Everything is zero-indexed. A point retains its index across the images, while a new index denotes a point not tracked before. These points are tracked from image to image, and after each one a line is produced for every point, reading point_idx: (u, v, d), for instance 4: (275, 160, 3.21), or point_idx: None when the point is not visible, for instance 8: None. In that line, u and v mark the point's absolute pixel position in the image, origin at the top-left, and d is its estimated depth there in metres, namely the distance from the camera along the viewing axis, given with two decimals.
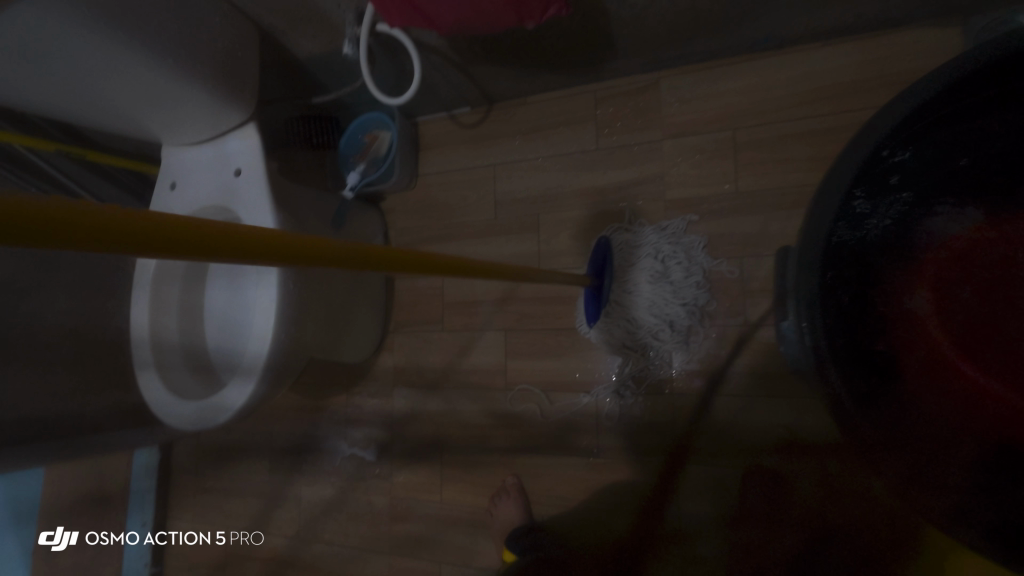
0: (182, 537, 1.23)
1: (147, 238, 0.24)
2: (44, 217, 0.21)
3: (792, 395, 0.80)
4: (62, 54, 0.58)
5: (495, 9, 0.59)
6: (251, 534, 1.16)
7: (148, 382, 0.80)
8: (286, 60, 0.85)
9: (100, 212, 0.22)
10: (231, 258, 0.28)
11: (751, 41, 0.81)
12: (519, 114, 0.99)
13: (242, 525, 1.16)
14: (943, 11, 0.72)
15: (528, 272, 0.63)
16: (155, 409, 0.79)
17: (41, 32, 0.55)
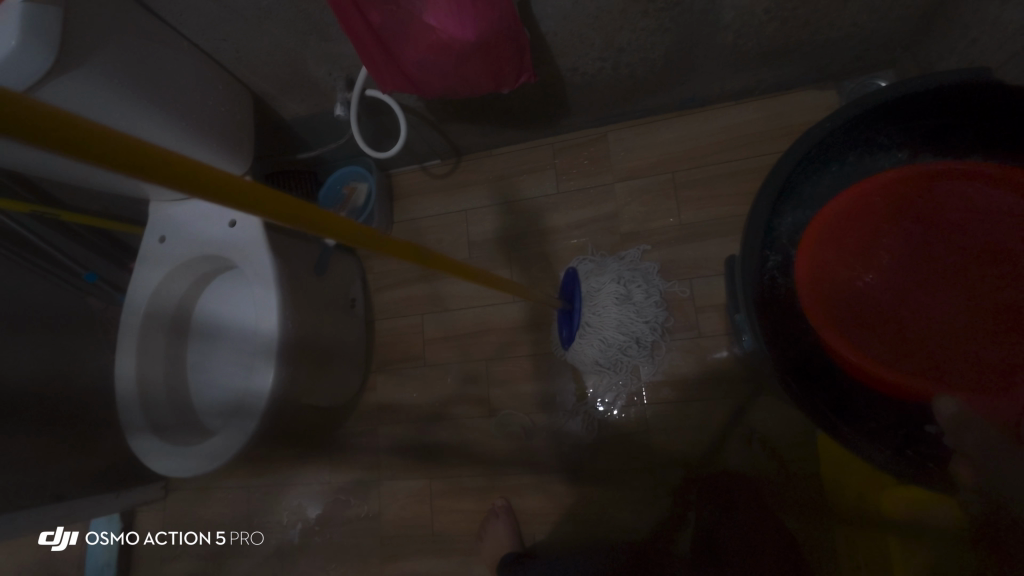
0: (182, 538, 1.13)
1: (159, 166, 0.25)
2: (50, 125, 0.22)
3: (744, 397, 0.91)
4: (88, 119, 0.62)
5: (478, 79, 0.70)
6: (252, 533, 1.10)
7: (135, 434, 0.80)
8: (274, 121, 0.93)
9: (109, 133, 0.23)
10: (230, 204, 0.29)
11: (680, 100, 0.98)
12: (487, 165, 1.11)
13: (241, 525, 1.11)
14: (822, 77, 0.92)
15: (518, 289, 0.72)
16: (145, 460, 0.78)
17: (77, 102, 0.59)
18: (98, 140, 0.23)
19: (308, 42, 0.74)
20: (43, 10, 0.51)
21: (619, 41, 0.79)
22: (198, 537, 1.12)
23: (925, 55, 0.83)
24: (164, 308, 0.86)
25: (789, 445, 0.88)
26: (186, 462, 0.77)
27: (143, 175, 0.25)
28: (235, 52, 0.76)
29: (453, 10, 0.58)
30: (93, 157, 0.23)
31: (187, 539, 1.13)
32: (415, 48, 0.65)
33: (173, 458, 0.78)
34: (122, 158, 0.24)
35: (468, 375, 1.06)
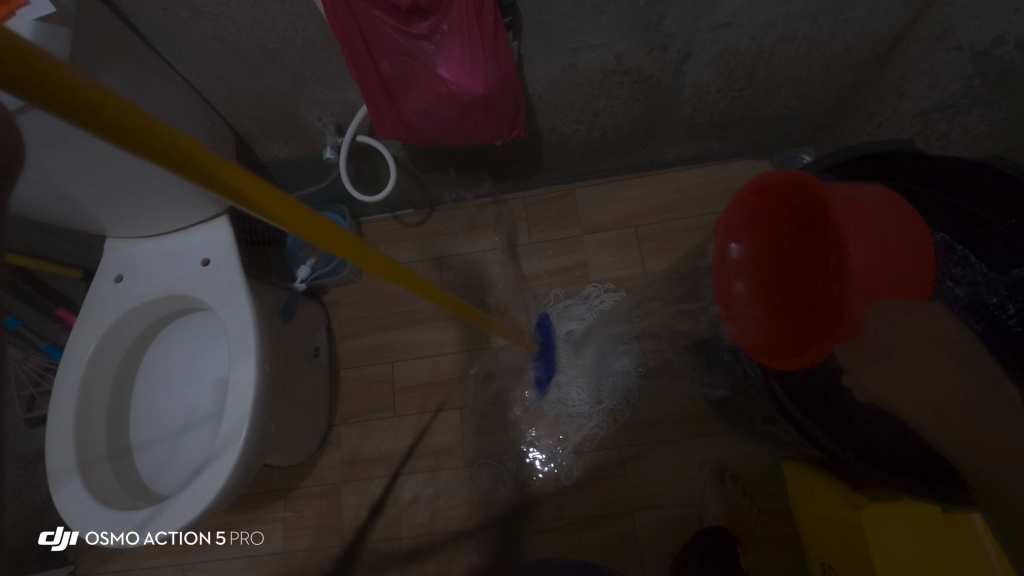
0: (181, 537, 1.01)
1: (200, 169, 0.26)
2: (119, 111, 0.23)
3: (714, 436, 0.95)
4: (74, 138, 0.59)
5: (477, 129, 0.75)
6: (252, 532, 1.00)
7: (67, 500, 0.68)
8: (251, 162, 0.91)
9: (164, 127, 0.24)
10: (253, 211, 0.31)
11: (640, 163, 1.08)
12: (460, 215, 1.14)
13: (242, 522, 1.00)
14: (760, 148, 1.08)
15: (496, 326, 0.76)
16: (80, 527, 0.67)
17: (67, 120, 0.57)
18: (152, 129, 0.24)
19: (305, 87, 0.76)
20: (55, 31, 0.49)
21: (595, 106, 0.88)
22: (198, 537, 1.01)
23: (839, 135, 1.00)
24: (113, 354, 0.78)
25: (758, 479, 0.92)
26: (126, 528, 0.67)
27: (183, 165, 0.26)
28: (228, 91, 0.76)
29: (466, 65, 0.63)
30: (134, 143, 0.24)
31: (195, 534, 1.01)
32: (421, 97, 0.69)
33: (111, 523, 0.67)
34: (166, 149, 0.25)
35: (440, 427, 1.02)
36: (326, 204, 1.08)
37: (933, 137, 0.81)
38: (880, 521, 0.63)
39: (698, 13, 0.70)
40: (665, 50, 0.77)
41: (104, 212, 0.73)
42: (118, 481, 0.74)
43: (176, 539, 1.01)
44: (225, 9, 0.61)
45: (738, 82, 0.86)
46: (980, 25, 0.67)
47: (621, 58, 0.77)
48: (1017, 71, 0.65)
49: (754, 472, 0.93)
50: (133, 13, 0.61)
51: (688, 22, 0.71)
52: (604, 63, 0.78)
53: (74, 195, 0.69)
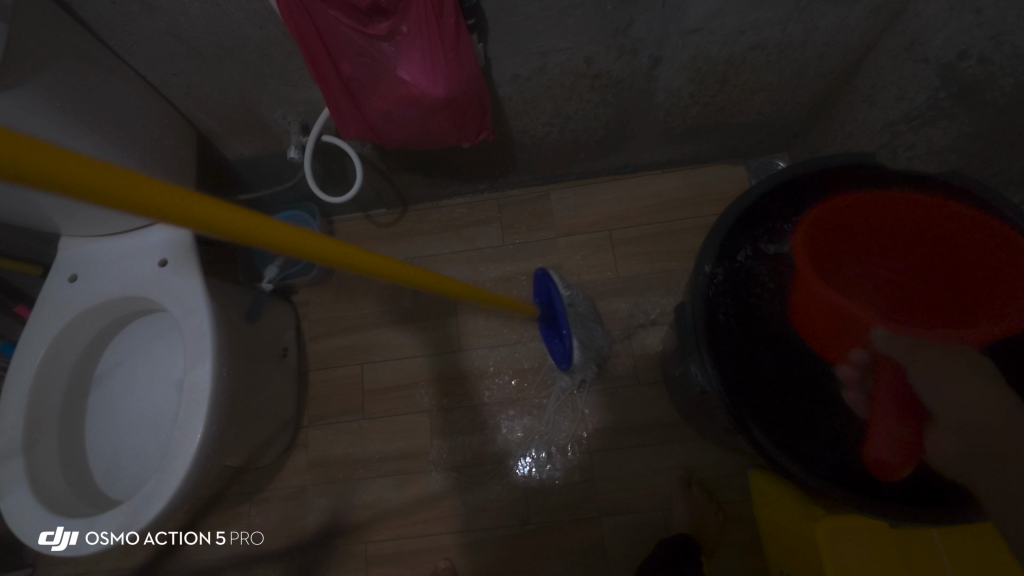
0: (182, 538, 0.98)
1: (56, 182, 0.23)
2: None
3: (681, 440, 0.96)
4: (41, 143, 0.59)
5: (442, 132, 0.74)
6: (253, 532, 0.98)
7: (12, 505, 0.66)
8: (214, 160, 0.89)
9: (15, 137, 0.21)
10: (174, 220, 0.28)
11: (615, 166, 1.08)
12: (433, 216, 1.12)
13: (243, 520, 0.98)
14: (735, 154, 1.07)
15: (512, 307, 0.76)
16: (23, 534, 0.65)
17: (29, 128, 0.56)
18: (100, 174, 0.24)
19: (267, 85, 0.74)
20: None
21: (567, 109, 0.87)
22: (198, 537, 0.98)
23: (813, 143, 1.00)
24: (67, 354, 0.76)
25: (723, 486, 0.93)
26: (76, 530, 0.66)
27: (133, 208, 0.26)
28: (186, 87, 0.73)
29: (425, 67, 0.62)
30: (91, 193, 0.24)
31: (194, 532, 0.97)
32: (383, 99, 0.67)
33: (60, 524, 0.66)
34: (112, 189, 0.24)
35: (409, 430, 1.01)
36: (295, 202, 1.06)
37: (900, 148, 0.82)
38: (838, 531, 0.63)
39: (667, 18, 0.69)
40: (635, 55, 0.76)
41: (65, 210, 0.71)
42: (69, 485, 0.72)
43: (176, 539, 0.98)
44: (177, 5, 0.59)
45: (710, 88, 0.86)
46: (945, 38, 0.66)
47: (591, 62, 0.76)
48: (981, 84, 0.65)
49: (719, 475, 0.93)
50: (80, 6, 0.59)
51: (657, 27, 0.70)
52: (574, 67, 0.77)
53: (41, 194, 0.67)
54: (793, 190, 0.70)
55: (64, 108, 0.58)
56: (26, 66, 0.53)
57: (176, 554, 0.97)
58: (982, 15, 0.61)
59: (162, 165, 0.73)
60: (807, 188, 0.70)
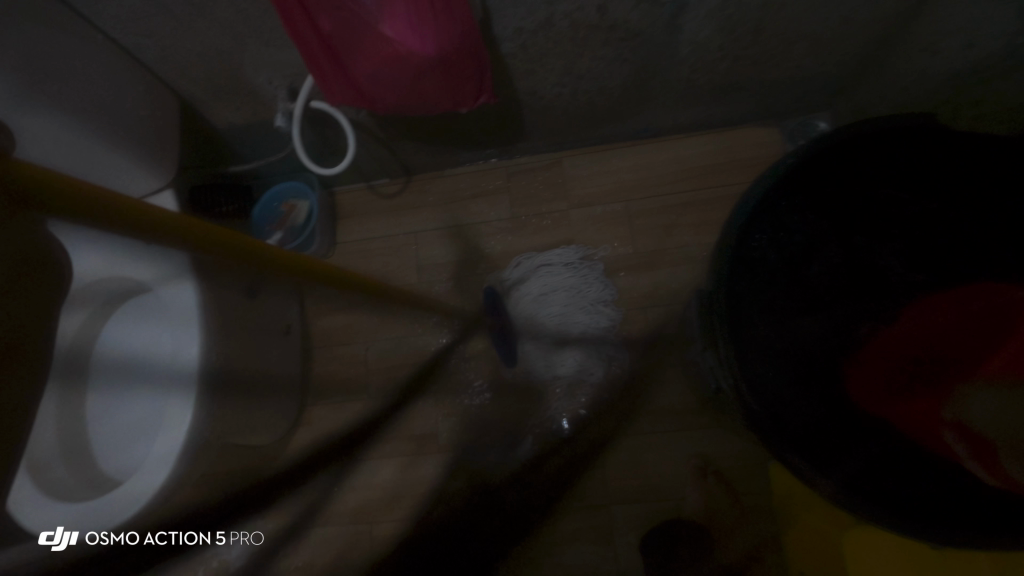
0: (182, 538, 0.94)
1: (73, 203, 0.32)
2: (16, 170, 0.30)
3: (699, 426, 0.90)
4: None
5: (436, 96, 0.67)
6: (253, 532, 0.97)
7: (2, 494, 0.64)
8: (201, 129, 0.84)
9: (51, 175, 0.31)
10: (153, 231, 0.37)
11: (635, 129, 0.99)
12: (438, 186, 1.06)
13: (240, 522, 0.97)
14: (769, 114, 0.97)
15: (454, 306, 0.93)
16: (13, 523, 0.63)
17: None
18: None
19: (247, 47, 0.68)
20: None
21: (579, 67, 0.78)
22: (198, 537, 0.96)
23: (860, 100, 0.88)
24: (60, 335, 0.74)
25: (741, 475, 0.87)
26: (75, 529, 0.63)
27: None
28: (161, 50, 0.68)
29: (412, 25, 0.56)
30: (92, 212, 0.34)
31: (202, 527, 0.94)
32: (369, 58, 0.61)
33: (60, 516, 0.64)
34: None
35: (414, 411, 0.98)
36: (294, 173, 1.01)
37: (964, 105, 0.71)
38: (871, 548, 0.58)
39: None
40: (655, 1, 0.66)
41: None
42: (66, 471, 0.71)
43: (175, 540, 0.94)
44: None
45: (743, 39, 0.75)
46: None
47: (605, 11, 0.67)
48: None
49: (739, 465, 0.88)
50: None
51: None
52: (586, 17, 0.68)
53: None
54: (832, 156, 0.61)
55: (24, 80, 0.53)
56: None
57: (183, 539, 0.96)
58: None
59: (138, 137, 0.68)
60: (849, 154, 0.61)
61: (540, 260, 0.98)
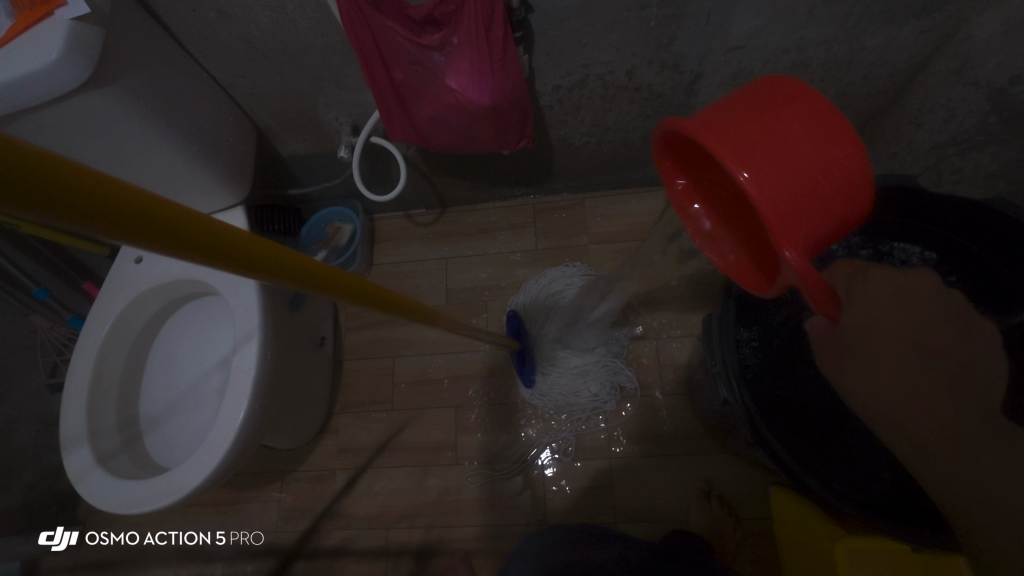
0: (181, 538, 1.04)
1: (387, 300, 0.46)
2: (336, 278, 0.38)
3: (702, 453, 0.95)
4: (99, 128, 0.63)
5: (484, 140, 0.77)
6: (253, 533, 1.02)
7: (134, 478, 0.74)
8: (270, 155, 0.95)
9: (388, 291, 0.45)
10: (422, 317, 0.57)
11: (652, 177, 1.09)
12: (469, 217, 1.15)
13: (243, 523, 1.02)
14: None
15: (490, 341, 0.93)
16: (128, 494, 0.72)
17: (91, 114, 0.60)
18: (190, 223, 0.23)
19: (324, 89, 0.79)
20: (88, 30, 0.54)
21: (608, 120, 0.89)
22: (198, 537, 1.03)
23: None
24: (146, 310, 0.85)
25: (745, 502, 0.92)
26: (134, 492, 0.72)
27: (237, 258, 0.27)
28: (251, 88, 0.79)
29: (473, 78, 0.65)
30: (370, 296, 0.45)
31: (189, 535, 1.03)
32: (431, 105, 0.71)
33: (127, 475, 0.76)
34: (118, 205, 0.20)
35: (436, 423, 1.04)
36: (341, 200, 1.11)
37: (946, 171, 0.79)
38: (856, 554, 0.62)
39: (710, 35, 0.71)
40: (677, 70, 0.77)
41: None
42: (124, 451, 0.80)
43: (177, 539, 1.04)
44: (250, 13, 0.65)
45: None
46: (999, 62, 0.65)
47: (632, 75, 0.78)
48: None
49: (743, 489, 0.93)
50: (165, 12, 0.65)
51: (700, 43, 0.72)
52: (615, 79, 0.79)
53: None
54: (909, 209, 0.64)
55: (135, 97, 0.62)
56: (117, 66, 0.59)
57: (206, 521, 1.04)
58: None
59: (223, 159, 0.79)
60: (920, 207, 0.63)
61: (558, 281, 1.04)
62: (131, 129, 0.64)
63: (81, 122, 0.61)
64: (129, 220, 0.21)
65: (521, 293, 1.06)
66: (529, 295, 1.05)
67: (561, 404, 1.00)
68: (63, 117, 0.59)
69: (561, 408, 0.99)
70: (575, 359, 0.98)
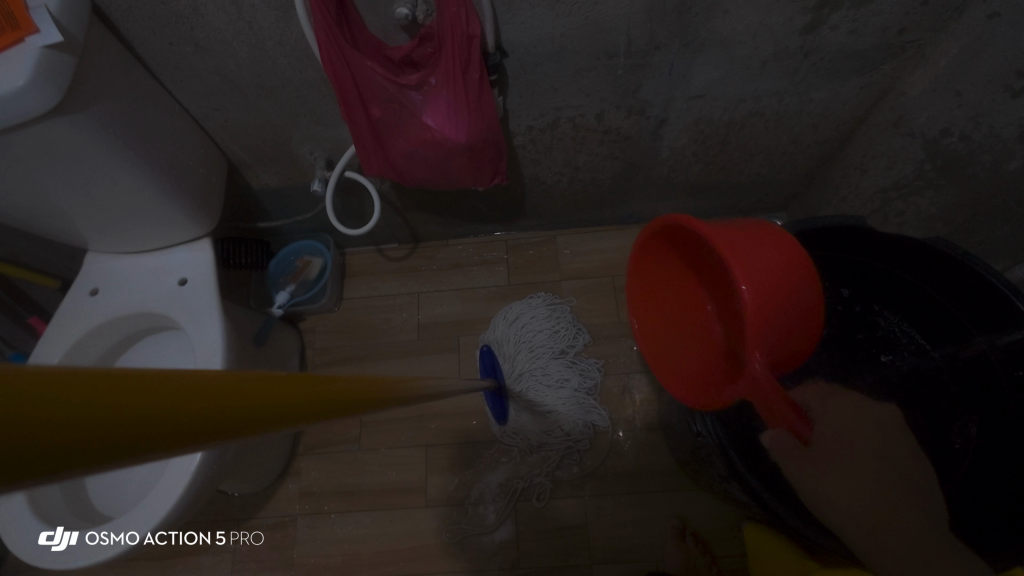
0: (181, 538, 0.98)
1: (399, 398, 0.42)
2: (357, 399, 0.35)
3: (677, 489, 0.95)
4: (66, 156, 0.61)
5: (458, 176, 0.79)
6: (253, 532, 0.97)
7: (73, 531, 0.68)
8: (240, 187, 0.94)
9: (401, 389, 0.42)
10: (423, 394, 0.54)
11: (620, 215, 1.13)
12: (442, 252, 1.16)
13: (243, 523, 0.98)
14: (735, 211, 1.12)
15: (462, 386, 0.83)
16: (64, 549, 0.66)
17: (58, 141, 0.59)
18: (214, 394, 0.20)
19: (300, 123, 0.80)
20: (60, 58, 0.53)
21: (578, 160, 0.92)
22: (199, 537, 0.98)
23: (808, 204, 1.05)
24: (94, 347, 0.79)
25: (719, 538, 0.92)
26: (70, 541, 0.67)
27: (270, 419, 0.23)
28: (223, 121, 0.79)
29: (450, 115, 0.68)
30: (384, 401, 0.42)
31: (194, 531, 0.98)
32: (408, 141, 0.72)
33: (63, 522, 0.70)
34: (109, 408, 0.17)
35: (405, 463, 1.00)
36: (312, 233, 1.10)
37: (890, 214, 0.85)
38: None
39: (673, 84, 0.76)
40: (643, 115, 0.82)
41: (91, 229, 0.75)
42: (63, 497, 0.74)
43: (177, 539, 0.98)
44: (228, 48, 0.66)
45: (712, 148, 0.91)
46: (930, 116, 0.72)
47: (601, 118, 0.82)
48: (962, 160, 0.69)
49: (717, 524, 0.92)
50: (140, 46, 0.65)
51: (664, 91, 0.77)
52: (586, 122, 0.83)
53: (63, 209, 0.70)
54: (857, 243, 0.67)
55: (107, 125, 0.62)
56: (86, 94, 0.58)
57: (179, 547, 0.97)
58: (961, 98, 0.67)
59: (193, 191, 0.78)
60: (865, 242, 0.67)
61: (534, 314, 1.03)
62: (98, 157, 0.63)
63: (46, 149, 0.59)
64: (121, 415, 0.17)
65: (492, 329, 1.05)
66: (501, 326, 1.04)
67: (535, 445, 0.97)
68: (23, 143, 0.57)
69: (533, 445, 0.97)
70: (550, 399, 0.97)
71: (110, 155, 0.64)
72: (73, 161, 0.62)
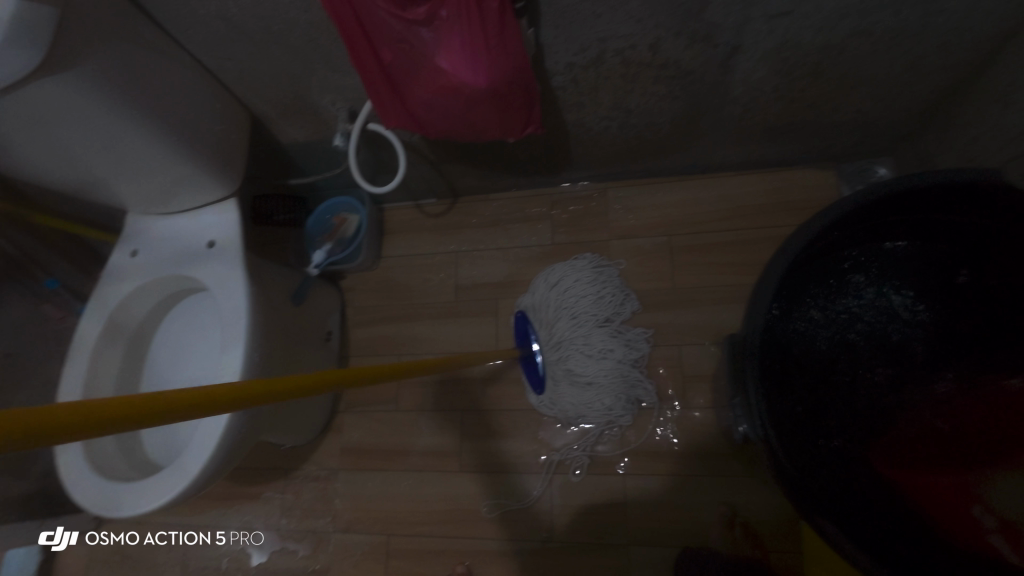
0: (181, 538, 1.03)
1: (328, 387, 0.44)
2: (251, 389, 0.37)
3: (731, 474, 0.86)
4: (69, 118, 0.59)
5: (486, 128, 0.69)
6: (253, 533, 1.01)
7: (116, 487, 0.71)
8: (270, 142, 0.90)
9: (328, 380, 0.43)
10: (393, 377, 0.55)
11: (681, 165, 0.98)
12: (482, 207, 1.08)
13: (289, 473, 1.02)
14: (824, 157, 0.94)
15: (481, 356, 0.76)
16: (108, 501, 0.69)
17: (55, 102, 0.57)
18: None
19: (316, 71, 0.73)
20: (38, 11, 0.49)
21: (630, 102, 0.79)
22: (198, 537, 1.03)
23: (924, 148, 0.85)
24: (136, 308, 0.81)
25: (775, 530, 0.83)
26: (102, 503, 0.70)
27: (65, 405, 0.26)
28: (239, 72, 0.74)
29: (465, 55, 0.58)
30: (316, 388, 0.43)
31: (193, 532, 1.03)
32: (424, 88, 0.63)
33: (113, 475, 0.74)
34: None
35: (440, 427, 0.98)
36: (348, 189, 1.06)
37: None
38: None
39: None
40: (709, 42, 0.67)
41: (121, 190, 0.75)
42: (117, 450, 0.78)
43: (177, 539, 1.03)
44: None
45: (799, 81, 0.74)
46: None
47: (656, 49, 0.68)
48: None
49: (774, 514, 0.83)
50: None
51: (736, 10, 0.61)
52: (638, 55, 0.69)
53: (91, 172, 0.70)
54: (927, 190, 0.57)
55: (103, 83, 0.58)
56: (74, 49, 0.54)
57: (179, 547, 1.02)
58: None
59: (214, 150, 0.75)
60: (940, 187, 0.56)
61: (577, 278, 0.94)
62: (101, 117, 0.60)
63: (45, 111, 0.57)
64: None
65: (530, 292, 0.98)
66: (541, 289, 0.96)
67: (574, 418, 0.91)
68: (20, 105, 0.55)
69: (569, 417, 0.91)
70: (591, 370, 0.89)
71: (113, 114, 0.61)
72: (78, 122, 0.60)
